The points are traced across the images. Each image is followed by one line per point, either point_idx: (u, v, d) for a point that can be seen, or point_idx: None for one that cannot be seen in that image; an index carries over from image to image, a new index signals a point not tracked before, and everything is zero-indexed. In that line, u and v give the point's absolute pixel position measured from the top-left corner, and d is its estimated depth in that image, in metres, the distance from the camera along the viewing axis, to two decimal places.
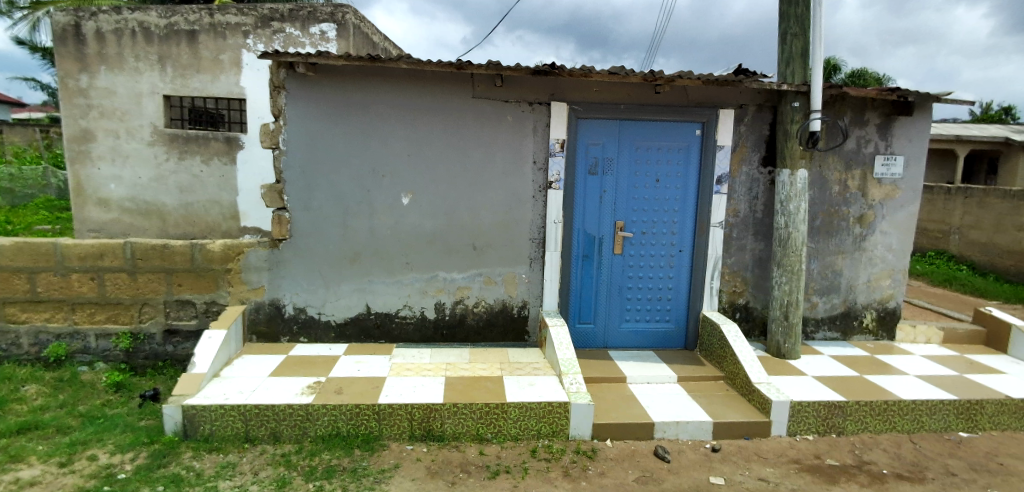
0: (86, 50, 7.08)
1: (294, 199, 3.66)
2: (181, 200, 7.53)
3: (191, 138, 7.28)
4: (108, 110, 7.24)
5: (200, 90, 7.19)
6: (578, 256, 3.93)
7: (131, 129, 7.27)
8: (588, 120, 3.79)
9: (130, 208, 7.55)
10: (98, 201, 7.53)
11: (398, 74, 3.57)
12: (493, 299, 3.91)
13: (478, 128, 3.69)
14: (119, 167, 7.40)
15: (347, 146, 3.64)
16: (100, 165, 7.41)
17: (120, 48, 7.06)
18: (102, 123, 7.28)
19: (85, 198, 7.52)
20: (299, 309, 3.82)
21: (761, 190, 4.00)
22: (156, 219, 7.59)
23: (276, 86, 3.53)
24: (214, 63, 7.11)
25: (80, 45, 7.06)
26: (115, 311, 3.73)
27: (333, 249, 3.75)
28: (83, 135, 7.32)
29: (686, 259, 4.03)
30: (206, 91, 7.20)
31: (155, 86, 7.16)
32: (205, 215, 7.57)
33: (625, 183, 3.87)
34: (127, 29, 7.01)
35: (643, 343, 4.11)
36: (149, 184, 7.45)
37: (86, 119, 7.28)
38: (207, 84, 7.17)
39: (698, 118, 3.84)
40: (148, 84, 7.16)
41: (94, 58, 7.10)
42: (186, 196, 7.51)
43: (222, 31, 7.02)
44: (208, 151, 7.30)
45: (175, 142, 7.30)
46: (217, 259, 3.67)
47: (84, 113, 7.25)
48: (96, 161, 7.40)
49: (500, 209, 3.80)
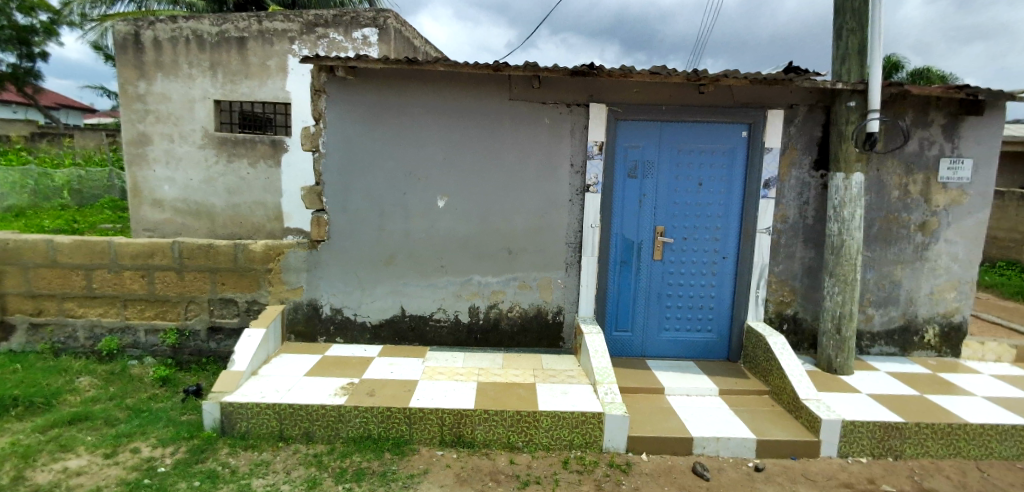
0: (144, 58, 7.48)
1: (333, 201, 3.71)
2: (228, 202, 7.85)
3: (238, 141, 7.57)
4: (163, 115, 7.62)
5: (248, 95, 7.47)
6: (615, 262, 3.82)
7: (183, 133, 7.63)
8: (627, 122, 3.68)
9: (181, 208, 7.93)
10: (153, 202, 7.93)
11: (435, 77, 3.57)
12: (527, 303, 3.84)
13: (514, 131, 3.65)
14: (172, 169, 7.78)
15: (384, 149, 3.66)
16: (155, 167, 7.81)
17: (175, 55, 7.43)
18: (158, 127, 7.67)
19: (140, 199, 7.94)
20: (336, 310, 3.87)
21: (813, 194, 3.77)
22: (204, 219, 7.94)
23: (317, 89, 3.59)
24: (261, 69, 7.38)
25: (139, 53, 7.47)
26: (163, 308, 3.89)
27: (370, 252, 3.78)
28: (140, 139, 7.74)
29: (730, 267, 3.85)
30: (254, 96, 7.48)
31: (206, 92, 7.50)
32: (251, 216, 7.89)
33: (666, 187, 3.73)
34: (182, 37, 7.37)
35: (682, 353, 3.96)
36: (199, 186, 7.80)
37: (143, 123, 7.69)
38: (254, 89, 7.45)
39: (745, 120, 3.66)
40: (200, 90, 7.50)
41: (151, 65, 7.50)
42: (233, 198, 7.82)
43: (269, 38, 7.28)
44: (254, 154, 7.58)
45: (223, 145, 7.61)
46: (258, 259, 3.77)
47: (141, 118, 7.67)
48: (151, 163, 7.80)
49: (536, 213, 3.74)
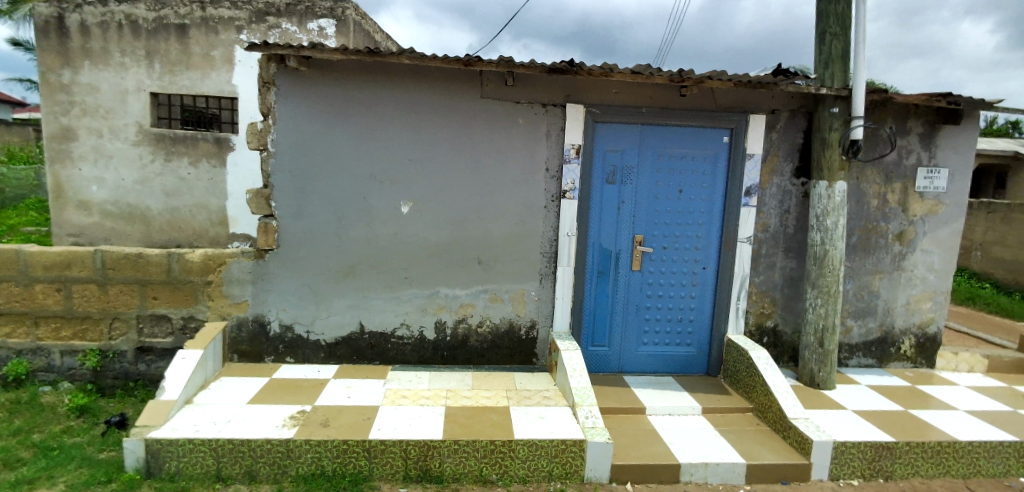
0: (70, 44, 6.80)
1: (284, 206, 3.33)
2: (167, 205, 7.20)
3: (178, 138, 6.96)
4: (92, 108, 6.95)
5: (190, 87, 6.90)
6: (592, 273, 3.59)
7: (116, 128, 6.97)
8: (607, 124, 3.47)
9: (111, 211, 7.22)
10: (80, 204, 7.21)
11: (400, 71, 3.26)
12: (499, 318, 3.56)
13: (486, 131, 3.37)
14: (101, 167, 7.09)
15: (343, 149, 3.31)
16: (81, 165, 7.09)
17: (106, 42, 6.79)
18: (86, 121, 7.00)
19: (65, 201, 7.19)
20: (286, 327, 3.47)
21: (794, 203, 3.65)
22: (139, 223, 7.26)
23: (265, 81, 3.22)
24: (205, 60, 6.82)
25: (64, 38, 6.78)
26: (82, 326, 3.40)
27: (326, 263, 3.41)
28: (65, 133, 7.02)
29: (711, 278, 3.69)
30: (196, 89, 6.91)
31: (142, 83, 6.88)
32: (192, 220, 7.25)
33: (646, 194, 3.54)
34: (113, 22, 6.73)
35: (662, 368, 3.77)
36: (133, 187, 7.13)
37: (69, 117, 6.99)
38: (197, 82, 6.88)
39: (727, 124, 3.52)
40: (134, 80, 6.87)
41: (78, 52, 6.82)
42: (172, 200, 7.18)
43: (214, 26, 6.74)
44: (197, 153, 6.98)
45: (162, 142, 6.98)
46: (196, 270, 3.34)
47: (65, 111, 6.97)
48: (78, 161, 7.09)
49: (509, 220, 3.47)
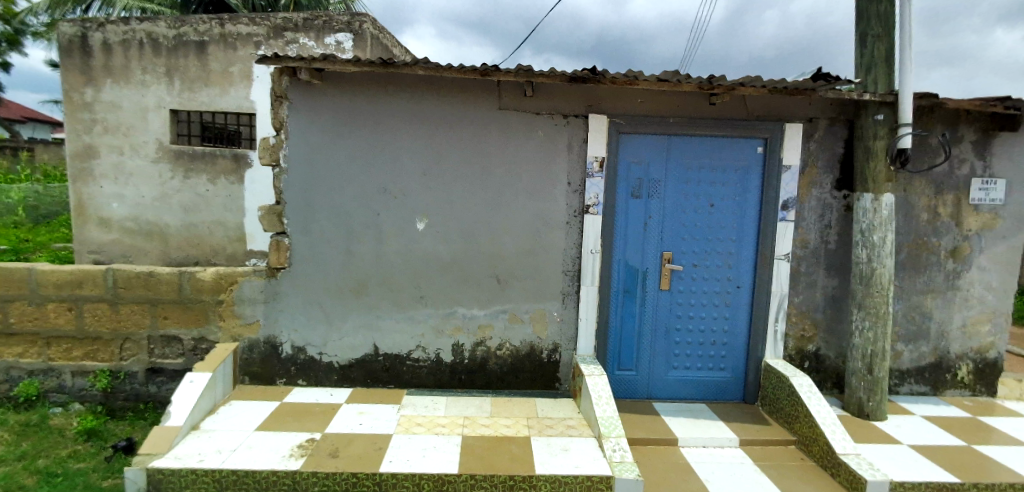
0: (93, 63, 6.94)
1: (296, 223, 3.23)
2: (185, 222, 7.25)
3: (197, 155, 7.04)
4: (113, 125, 7.06)
5: (208, 104, 6.98)
6: (617, 292, 3.39)
7: (136, 145, 7.07)
8: (631, 135, 3.29)
9: (131, 228, 7.30)
10: (100, 221, 7.29)
11: (415, 83, 3.16)
12: (519, 340, 3.37)
13: (504, 144, 3.23)
14: (122, 185, 7.18)
15: (356, 164, 3.21)
16: (102, 183, 7.20)
17: (128, 60, 6.91)
18: (107, 139, 7.10)
19: (86, 218, 7.29)
20: (298, 348, 3.34)
21: (835, 217, 3.39)
22: (157, 240, 7.32)
23: (278, 95, 3.15)
24: (223, 76, 6.90)
25: (87, 57, 6.92)
26: (94, 346, 3.33)
27: (339, 281, 3.29)
28: (87, 151, 7.14)
29: (745, 297, 3.45)
30: (215, 105, 6.98)
31: (162, 100, 6.97)
32: (210, 237, 7.27)
33: (674, 209, 3.34)
34: (135, 40, 6.85)
35: (693, 394, 3.52)
36: (152, 204, 7.20)
37: (91, 134, 7.11)
38: (216, 98, 6.95)
39: (760, 134, 3.30)
40: (154, 98, 6.97)
41: (100, 71, 6.95)
42: (191, 217, 7.23)
43: (232, 42, 6.82)
44: (215, 170, 7.05)
45: (181, 159, 7.06)
46: (208, 289, 3.25)
47: (88, 129, 7.09)
48: (99, 179, 7.19)
49: (529, 237, 3.30)
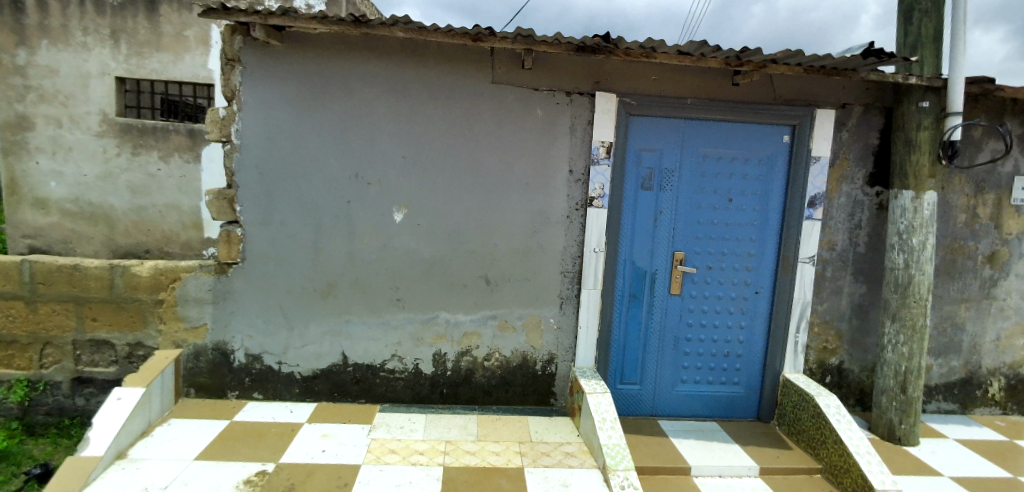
0: (25, 20, 6.23)
1: (251, 210, 2.75)
2: (133, 205, 6.64)
3: (148, 130, 6.45)
4: (49, 93, 6.39)
5: (159, 71, 6.36)
6: (622, 296, 2.99)
7: (76, 117, 6.42)
8: (643, 118, 2.87)
9: (72, 210, 6.65)
10: (37, 203, 6.62)
11: (395, 50, 2.69)
12: (510, 350, 2.95)
13: (497, 125, 2.78)
14: (60, 161, 6.53)
15: (323, 143, 2.73)
16: (39, 159, 6.52)
17: (66, 19, 6.24)
18: (43, 108, 6.42)
19: (19, 198, 6.60)
20: (252, 357, 2.87)
21: (866, 216, 3.03)
22: (103, 226, 6.69)
23: (230, 59, 2.65)
24: (177, 40, 6.31)
25: (19, 14, 6.21)
26: (8, 353, 2.82)
27: (301, 280, 2.82)
28: (19, 122, 6.43)
29: (763, 304, 3.08)
30: (167, 74, 6.37)
31: (105, 66, 6.34)
32: (162, 223, 6.71)
33: (688, 203, 2.94)
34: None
35: (702, 411, 3.15)
36: (96, 183, 6.58)
37: (24, 103, 6.40)
38: (168, 65, 6.34)
39: (787, 121, 2.91)
40: (97, 62, 6.33)
41: (35, 30, 6.25)
42: (140, 199, 6.63)
43: (188, 3, 6.28)
44: (167, 146, 6.47)
45: (128, 134, 6.45)
46: (145, 287, 2.76)
47: (20, 96, 6.39)
48: (34, 154, 6.51)
49: (523, 234, 2.87)
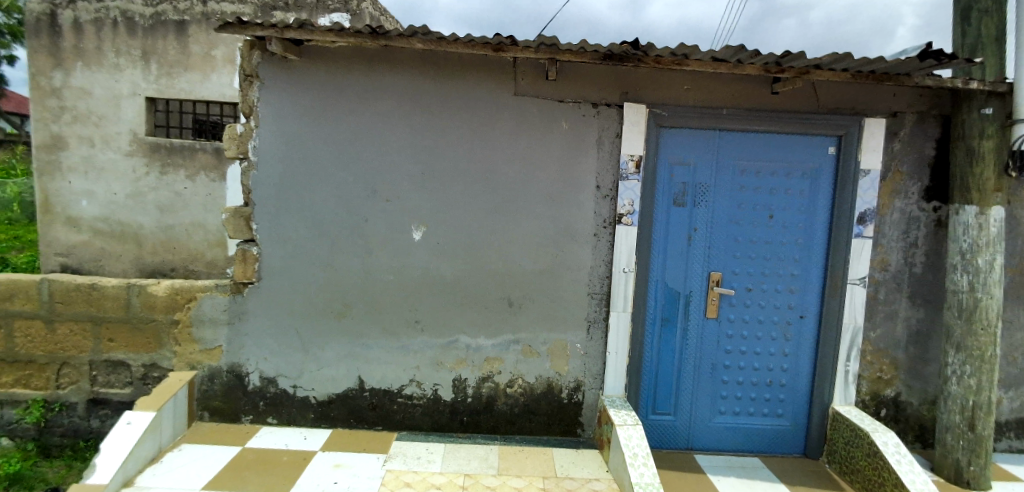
0: (62, 44, 6.50)
1: (267, 229, 2.68)
2: (160, 223, 6.76)
3: (175, 149, 6.59)
4: (83, 114, 6.61)
5: (188, 91, 6.51)
6: (653, 319, 2.80)
7: (107, 136, 6.61)
8: (675, 130, 2.71)
9: (102, 229, 6.81)
10: (69, 221, 6.80)
11: (415, 63, 2.61)
12: (534, 376, 2.78)
13: (520, 138, 2.66)
14: (92, 180, 6.71)
15: (341, 160, 2.65)
16: (71, 179, 6.72)
17: (100, 41, 6.46)
18: (77, 129, 6.64)
19: (53, 217, 6.79)
20: (267, 380, 2.78)
21: (922, 234, 2.77)
22: (131, 243, 6.81)
23: (248, 74, 2.61)
24: (205, 60, 6.45)
25: (56, 37, 6.48)
26: (26, 372, 2.79)
27: (317, 300, 2.73)
28: (55, 142, 6.66)
29: (808, 329, 2.85)
30: (195, 93, 6.51)
31: (136, 86, 6.52)
32: (188, 241, 6.77)
33: (725, 220, 2.75)
34: (108, 20, 6.41)
35: (743, 445, 2.91)
36: (125, 202, 6.73)
37: (59, 123, 6.64)
38: (196, 84, 6.48)
39: (832, 131, 2.71)
40: (128, 83, 6.52)
41: (70, 52, 6.50)
42: (167, 217, 6.75)
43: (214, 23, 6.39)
44: (193, 166, 6.60)
45: (156, 153, 6.60)
46: (161, 307, 2.71)
47: (56, 117, 6.63)
48: (67, 174, 6.72)
49: (547, 253, 2.72)
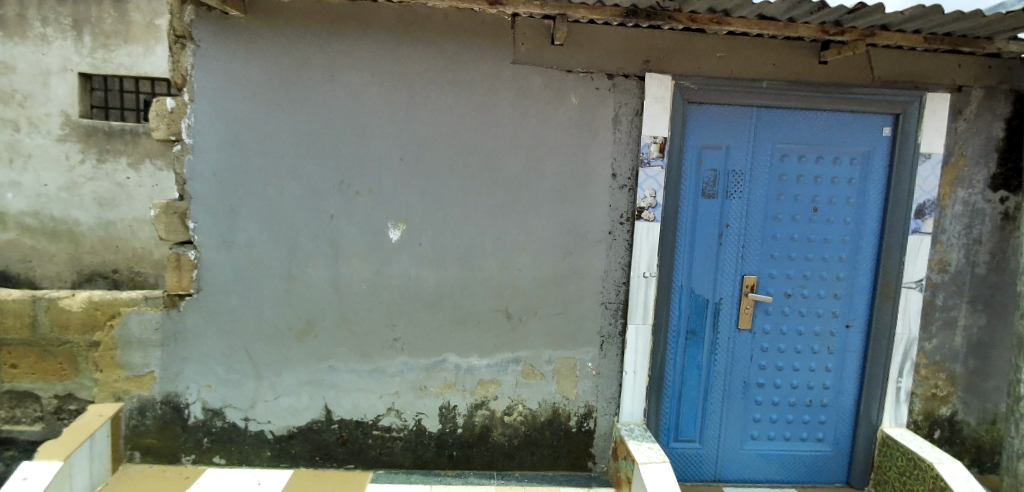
0: None
1: (208, 229, 2.17)
2: (99, 218, 5.50)
3: (114, 132, 5.38)
4: (4, 92, 5.26)
5: (128, 66, 5.34)
6: (677, 332, 2.36)
7: (35, 119, 5.32)
8: (703, 107, 2.27)
9: (33, 226, 5.45)
10: None
11: (391, 23, 2.11)
12: (536, 402, 2.33)
13: (519, 116, 2.19)
14: (18, 170, 5.38)
15: (298, 142, 2.14)
16: None
17: (22, 7, 5.15)
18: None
19: None
20: (212, 413, 2.28)
21: (987, 229, 2.38)
22: (67, 243, 5.50)
23: (179, 36, 2.09)
24: (147, 30, 5.34)
25: None
26: None
27: (273, 316, 2.23)
28: None
29: (853, 340, 2.45)
30: (137, 69, 5.36)
31: (68, 61, 5.27)
32: (134, 240, 5.57)
33: (761, 214, 2.32)
34: None
35: (778, 476, 2.51)
36: (59, 195, 5.45)
37: None
38: (137, 59, 5.35)
39: (886, 110, 2.30)
40: (58, 58, 5.26)
41: None
42: (106, 212, 5.50)
43: None
44: (138, 152, 5.45)
45: (93, 137, 5.38)
46: (77, 325, 2.19)
47: None
48: None
49: (553, 254, 2.27)
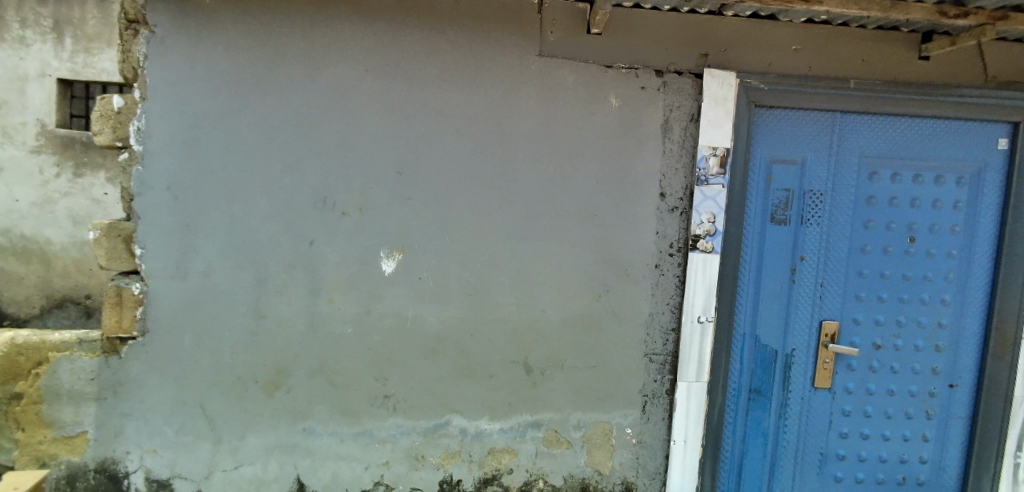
0: None
1: (157, 257, 1.75)
2: (74, 238, 4.88)
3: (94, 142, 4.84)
4: None
5: (112, 71, 4.77)
6: (739, 391, 1.89)
7: (8, 128, 4.76)
8: (773, 113, 1.83)
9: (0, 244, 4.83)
10: None
11: (388, 4, 1.71)
12: (561, 477, 1.87)
13: (544, 122, 1.77)
14: None
15: (271, 151, 1.73)
16: None
17: None
18: None
19: None
20: (158, 484, 1.83)
21: None
22: (36, 263, 4.86)
23: (130, 20, 1.68)
24: None
25: None
26: None
27: (237, 366, 1.79)
28: None
29: (958, 404, 1.96)
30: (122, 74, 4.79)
31: (46, 64, 4.72)
32: None
33: (845, 246, 1.86)
34: None
35: None
36: (29, 211, 4.83)
37: None
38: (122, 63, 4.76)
39: (1001, 118, 1.85)
40: (36, 62, 4.71)
41: None
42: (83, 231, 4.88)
43: None
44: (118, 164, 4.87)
45: (71, 149, 4.83)
46: None
47: None
48: None
49: (585, 293, 1.82)
